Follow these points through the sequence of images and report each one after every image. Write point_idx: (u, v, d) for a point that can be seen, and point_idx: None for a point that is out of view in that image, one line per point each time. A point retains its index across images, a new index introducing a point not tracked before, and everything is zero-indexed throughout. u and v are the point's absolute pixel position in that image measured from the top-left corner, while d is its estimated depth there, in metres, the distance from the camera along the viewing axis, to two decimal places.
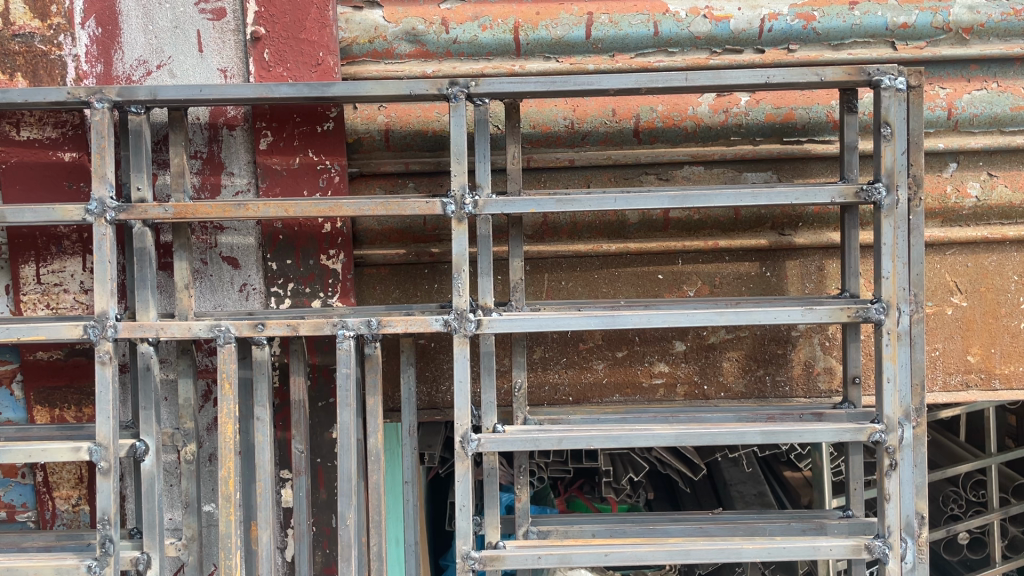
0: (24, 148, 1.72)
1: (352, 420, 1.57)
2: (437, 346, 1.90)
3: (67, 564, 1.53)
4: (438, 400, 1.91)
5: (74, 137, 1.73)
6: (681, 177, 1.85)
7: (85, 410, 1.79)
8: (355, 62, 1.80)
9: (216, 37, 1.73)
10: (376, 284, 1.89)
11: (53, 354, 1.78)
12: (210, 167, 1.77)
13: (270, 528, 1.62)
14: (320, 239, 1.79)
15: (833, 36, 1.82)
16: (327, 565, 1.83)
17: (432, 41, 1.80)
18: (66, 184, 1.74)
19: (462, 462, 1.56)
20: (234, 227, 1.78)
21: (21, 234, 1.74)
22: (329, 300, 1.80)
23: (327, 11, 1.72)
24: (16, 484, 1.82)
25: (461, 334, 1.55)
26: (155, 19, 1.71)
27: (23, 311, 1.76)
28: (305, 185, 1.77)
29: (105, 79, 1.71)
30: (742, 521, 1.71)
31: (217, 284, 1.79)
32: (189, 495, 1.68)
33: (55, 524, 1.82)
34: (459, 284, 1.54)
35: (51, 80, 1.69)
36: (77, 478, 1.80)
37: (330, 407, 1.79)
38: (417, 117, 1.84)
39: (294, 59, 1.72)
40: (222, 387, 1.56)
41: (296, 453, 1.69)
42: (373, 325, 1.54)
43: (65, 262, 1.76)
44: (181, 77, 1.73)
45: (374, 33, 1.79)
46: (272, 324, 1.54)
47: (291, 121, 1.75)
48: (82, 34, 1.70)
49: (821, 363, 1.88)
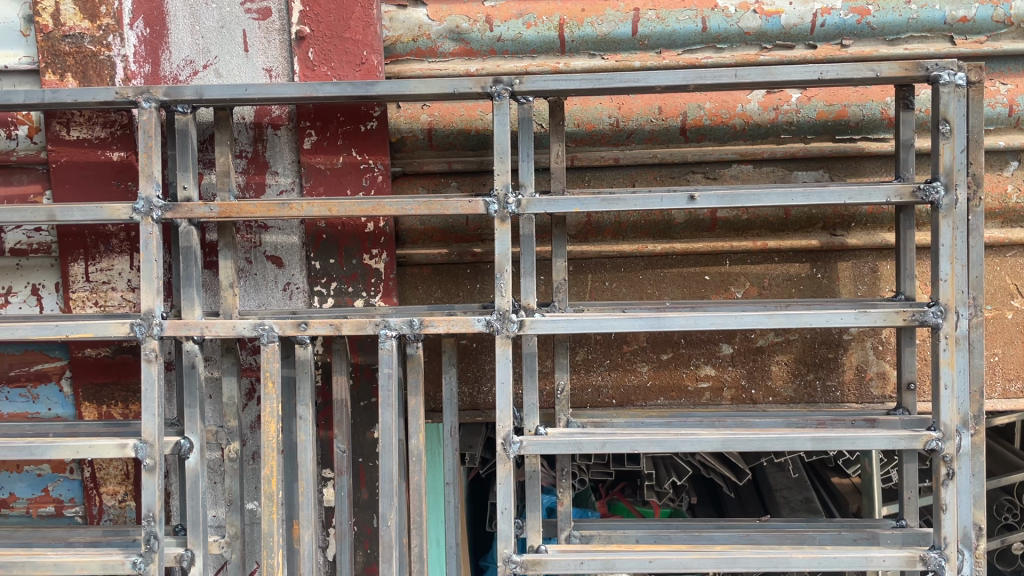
0: (73, 147, 1.74)
1: (393, 420, 1.56)
2: (478, 347, 1.88)
3: (114, 560, 1.55)
4: (480, 401, 1.89)
5: (122, 137, 1.75)
6: (729, 176, 1.81)
7: (132, 407, 1.81)
8: (399, 60, 1.80)
9: (261, 37, 1.73)
10: (419, 284, 1.88)
11: (100, 351, 1.79)
12: (254, 166, 1.77)
13: (312, 528, 1.62)
14: (363, 239, 1.78)
15: (889, 31, 1.76)
16: (368, 565, 1.83)
17: (477, 39, 1.78)
18: (114, 183, 1.76)
19: (504, 465, 1.55)
20: (278, 226, 1.79)
21: (70, 232, 1.76)
22: (371, 299, 1.80)
23: (371, 9, 1.72)
24: (64, 478, 1.85)
25: (504, 335, 1.53)
26: (202, 19, 1.73)
27: (72, 308, 1.78)
28: (348, 184, 1.77)
29: (153, 79, 1.73)
30: (790, 529, 1.66)
31: (262, 283, 1.80)
32: (232, 493, 1.68)
33: (101, 519, 1.84)
34: (501, 284, 1.53)
35: (100, 79, 1.71)
36: (123, 474, 1.82)
37: (372, 406, 1.79)
38: (460, 115, 1.82)
39: (338, 58, 1.72)
40: (265, 386, 1.57)
41: (337, 452, 1.68)
42: (415, 324, 1.53)
43: (113, 260, 1.78)
44: (227, 77, 1.73)
45: (419, 31, 1.78)
46: (315, 323, 1.54)
47: (336, 120, 1.75)
48: (130, 34, 1.72)
49: (874, 367, 1.83)
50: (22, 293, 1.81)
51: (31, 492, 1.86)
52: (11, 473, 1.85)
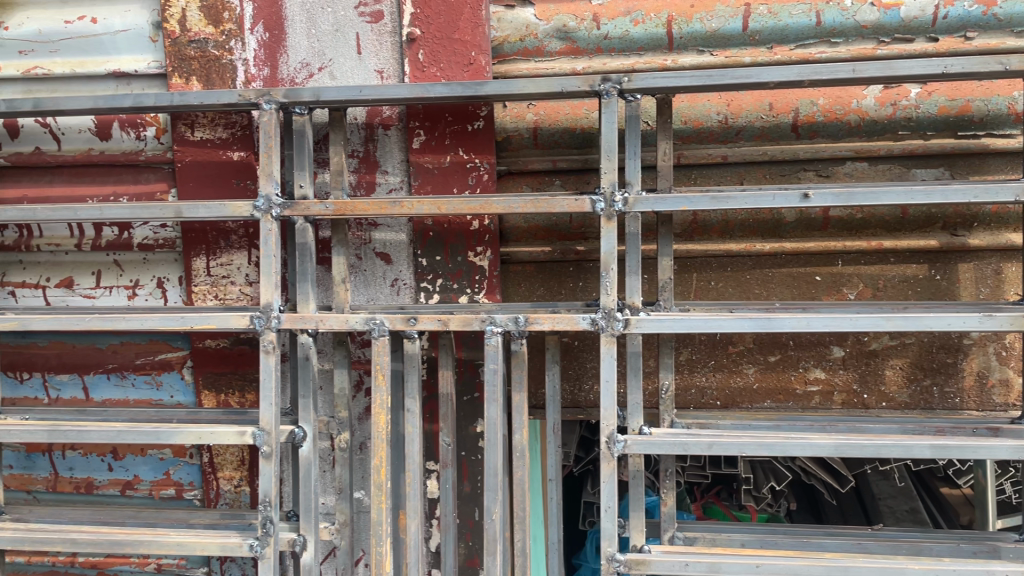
0: (197, 147, 1.83)
1: (499, 416, 1.58)
2: (581, 345, 1.88)
3: (231, 541, 1.62)
4: (581, 399, 1.90)
5: (242, 137, 1.83)
6: (843, 173, 1.77)
7: (247, 395, 1.89)
8: (506, 60, 1.82)
9: (374, 39, 1.78)
10: (522, 281, 1.90)
11: (219, 342, 1.88)
12: (365, 165, 1.83)
13: (418, 518, 1.66)
14: (468, 237, 1.81)
15: (1017, 22, 1.68)
16: (469, 558, 1.86)
17: (584, 37, 1.79)
18: (234, 181, 1.84)
19: (607, 464, 1.55)
20: (387, 223, 1.83)
21: (193, 229, 1.85)
22: (475, 296, 1.83)
23: (479, 10, 1.74)
24: (184, 463, 1.94)
25: (609, 333, 1.53)
26: (318, 23, 1.78)
27: (194, 301, 1.88)
28: (455, 183, 1.80)
29: (271, 81, 1.80)
30: (904, 539, 1.61)
31: (371, 279, 1.85)
32: (342, 482, 1.74)
33: (218, 503, 1.93)
34: (607, 282, 1.53)
35: (222, 83, 1.79)
36: (239, 460, 1.90)
37: (475, 401, 1.82)
38: (566, 114, 1.83)
39: (447, 59, 1.75)
40: (375, 379, 1.62)
41: (442, 445, 1.72)
42: (520, 321, 1.55)
43: (233, 255, 1.86)
44: (341, 79, 1.79)
45: (526, 30, 1.79)
46: (423, 318, 1.58)
47: (444, 120, 1.79)
48: (251, 38, 1.79)
49: (996, 374, 1.75)
50: (148, 285, 1.92)
51: (153, 475, 1.96)
52: (136, 456, 1.96)
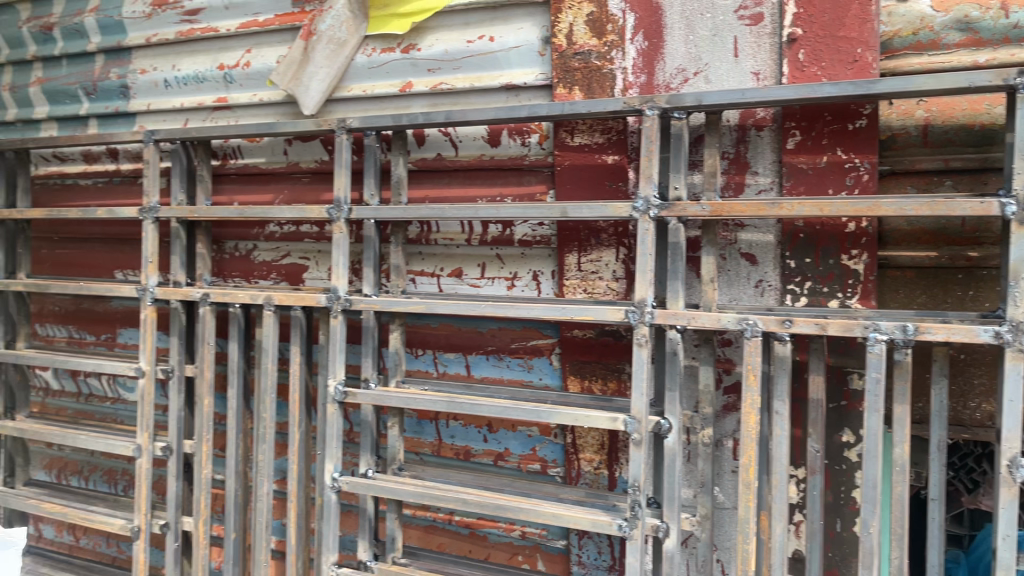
0: (576, 152, 1.99)
1: (879, 427, 1.52)
2: (968, 359, 1.74)
3: (602, 519, 1.75)
4: (965, 417, 1.77)
5: (617, 142, 1.95)
6: None
7: (610, 383, 2.01)
8: (894, 55, 1.74)
9: (752, 41, 1.79)
10: (900, 287, 1.81)
11: (586, 332, 2.03)
12: (736, 167, 1.85)
13: (784, 521, 1.66)
14: (842, 239, 1.76)
15: None
16: (831, 569, 1.81)
17: (988, 27, 1.66)
18: (608, 183, 1.97)
19: (1008, 489, 1.43)
20: (755, 224, 1.84)
21: (569, 227, 2.02)
22: (847, 301, 1.76)
23: (869, 5, 1.68)
24: (549, 441, 2.12)
25: (1017, 348, 1.42)
26: (697, 29, 1.84)
27: (565, 293, 2.05)
28: (831, 183, 1.76)
29: (648, 88, 1.89)
30: None
31: (735, 279, 1.87)
32: (704, 476, 1.80)
33: (579, 482, 2.07)
34: (1016, 292, 1.43)
35: (603, 90, 1.93)
36: (600, 443, 2.03)
37: (842, 409, 1.77)
38: (961, 110, 1.71)
39: (830, 58, 1.72)
40: (746, 378, 1.64)
41: (810, 451, 1.69)
42: (908, 330, 1.47)
43: (602, 252, 2.00)
44: (717, 82, 1.83)
45: (920, 23, 1.70)
46: (799, 321, 1.57)
47: (822, 119, 1.75)
48: (631, 48, 1.90)
49: None
50: (525, 278, 2.12)
51: (521, 450, 2.16)
52: (508, 431, 2.17)
